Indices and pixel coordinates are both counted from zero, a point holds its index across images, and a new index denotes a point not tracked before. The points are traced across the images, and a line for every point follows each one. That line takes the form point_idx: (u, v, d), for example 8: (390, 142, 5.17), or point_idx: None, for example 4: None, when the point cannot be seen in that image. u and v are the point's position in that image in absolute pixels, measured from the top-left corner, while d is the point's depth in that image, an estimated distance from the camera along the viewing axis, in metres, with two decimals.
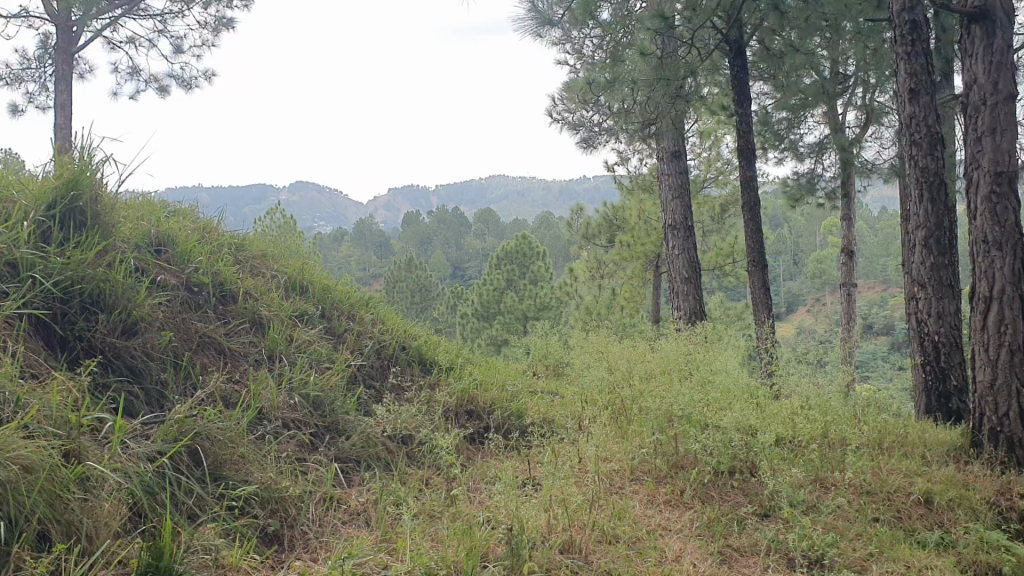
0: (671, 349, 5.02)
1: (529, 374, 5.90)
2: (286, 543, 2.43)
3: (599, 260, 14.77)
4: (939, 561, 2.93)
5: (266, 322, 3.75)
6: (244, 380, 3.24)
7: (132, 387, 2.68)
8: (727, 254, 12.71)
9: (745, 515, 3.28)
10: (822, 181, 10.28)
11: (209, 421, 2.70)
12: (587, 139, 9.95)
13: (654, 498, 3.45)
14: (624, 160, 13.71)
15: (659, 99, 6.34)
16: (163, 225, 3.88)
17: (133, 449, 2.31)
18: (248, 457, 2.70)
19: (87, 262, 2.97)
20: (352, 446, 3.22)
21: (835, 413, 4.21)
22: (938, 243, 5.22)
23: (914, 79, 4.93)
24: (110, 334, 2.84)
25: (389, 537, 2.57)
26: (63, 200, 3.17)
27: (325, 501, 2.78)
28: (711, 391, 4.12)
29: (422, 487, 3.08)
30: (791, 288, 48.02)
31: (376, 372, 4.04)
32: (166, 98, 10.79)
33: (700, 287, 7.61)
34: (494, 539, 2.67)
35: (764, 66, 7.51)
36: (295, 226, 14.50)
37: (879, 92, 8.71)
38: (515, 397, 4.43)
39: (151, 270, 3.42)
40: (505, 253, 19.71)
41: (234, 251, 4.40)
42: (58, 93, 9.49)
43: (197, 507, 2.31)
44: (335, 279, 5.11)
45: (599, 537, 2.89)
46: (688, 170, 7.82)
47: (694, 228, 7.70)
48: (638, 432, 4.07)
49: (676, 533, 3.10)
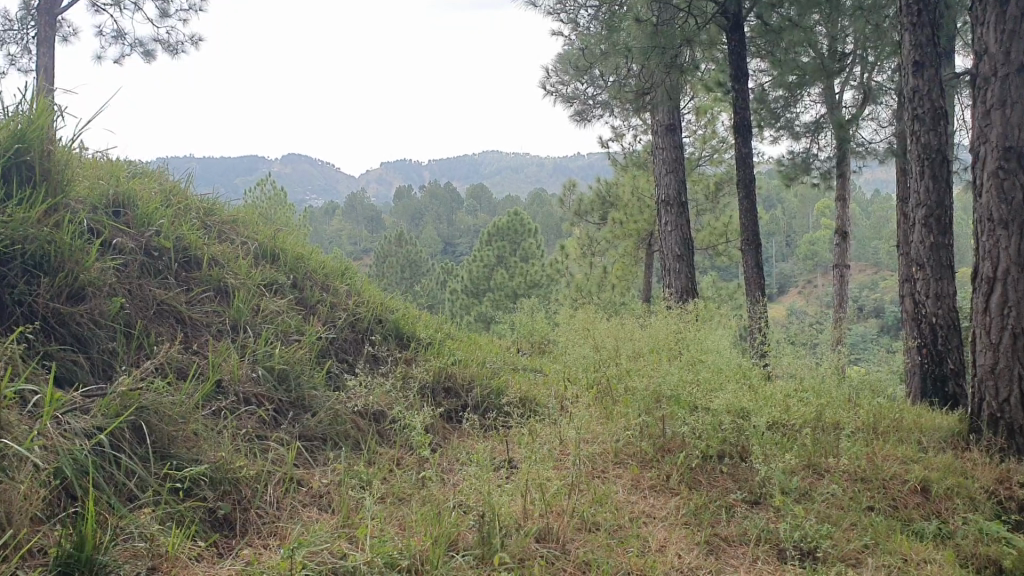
0: (662, 327, 4.82)
1: (513, 352, 5.69)
2: (238, 528, 2.24)
3: (592, 237, 14.52)
4: (938, 554, 2.75)
5: (232, 291, 3.54)
6: (203, 351, 3.04)
7: (76, 356, 2.49)
8: (721, 234, 12.53)
9: (734, 502, 3.11)
10: (817, 161, 10.04)
11: (159, 395, 2.50)
12: (581, 112, 9.71)
13: (639, 483, 3.28)
14: (619, 136, 13.46)
15: (653, 68, 6.13)
16: (123, 185, 3.66)
17: (67, 425, 2.11)
18: (202, 435, 2.50)
19: (30, 221, 2.74)
20: (318, 423, 3.02)
21: (829, 395, 4.03)
22: (938, 222, 5.02)
23: (918, 51, 4.71)
24: (54, 299, 2.63)
25: (351, 523, 2.38)
26: (6, 154, 2.93)
27: (285, 482, 2.58)
28: (702, 370, 3.93)
29: (392, 468, 2.89)
30: (783, 270, 47.87)
31: (349, 346, 3.84)
32: (150, 64, 10.50)
33: (692, 264, 7.40)
34: (465, 525, 2.49)
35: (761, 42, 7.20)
36: (282, 198, 14.18)
37: (878, 70, 8.49)
38: (496, 374, 4.24)
39: (105, 232, 3.20)
40: (496, 229, 19.48)
41: (202, 215, 4.19)
42: (40, 56, 9.13)
43: (137, 489, 2.12)
44: (313, 250, 4.90)
45: (578, 526, 2.73)
46: (683, 144, 7.60)
47: (688, 203, 7.49)
48: (623, 411, 3.89)
49: (661, 521, 2.92)
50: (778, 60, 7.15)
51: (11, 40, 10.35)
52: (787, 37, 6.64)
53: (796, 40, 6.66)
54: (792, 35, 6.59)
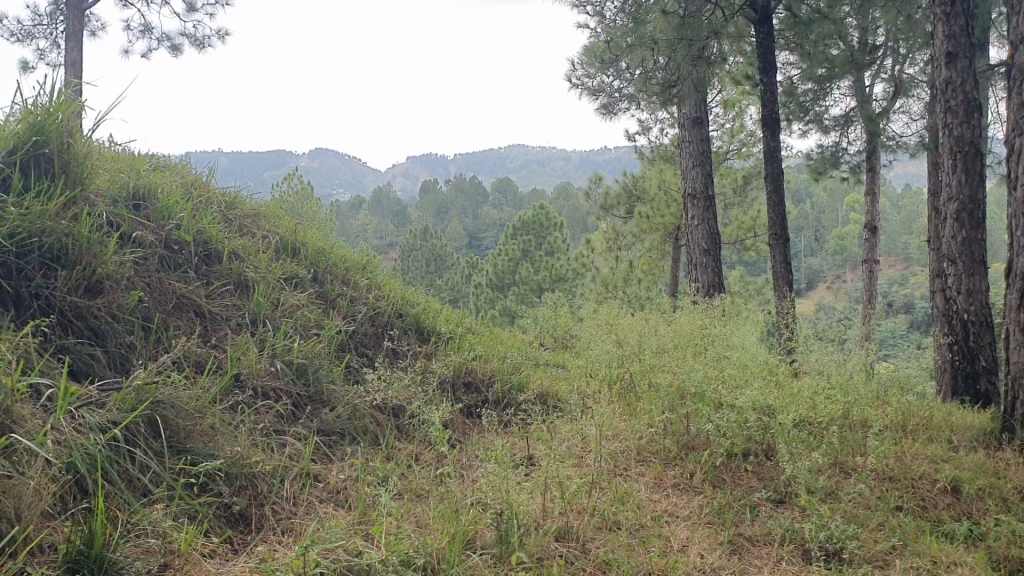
0: (686, 322, 4.76)
1: (535, 347, 5.65)
2: (253, 524, 2.21)
3: (618, 232, 14.38)
4: (969, 557, 2.67)
5: (252, 285, 3.52)
6: (222, 346, 3.03)
7: (93, 349, 2.48)
8: (749, 228, 12.40)
9: (759, 502, 3.06)
10: (847, 155, 9.91)
11: (176, 389, 2.48)
12: (606, 105, 9.63)
13: (661, 482, 3.23)
14: (646, 130, 13.37)
15: (679, 61, 6.06)
16: (143, 178, 3.65)
17: (81, 419, 2.10)
18: (219, 429, 2.48)
19: (48, 215, 2.74)
20: (337, 418, 2.99)
21: (856, 392, 3.96)
22: (971, 217, 4.88)
23: (951, 41, 4.76)
24: (71, 293, 2.62)
25: (366, 520, 2.35)
26: (25, 146, 2.93)
27: (302, 478, 2.55)
28: (727, 366, 3.87)
29: (411, 463, 2.86)
30: (812, 265, 47.46)
31: (369, 340, 3.81)
32: (178, 58, 10.55)
33: (719, 259, 7.31)
34: (483, 522, 2.46)
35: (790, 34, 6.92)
36: (309, 192, 14.23)
37: (910, 62, 8.34)
38: (517, 370, 4.21)
39: (124, 225, 3.20)
40: (521, 223, 19.45)
41: (224, 209, 4.19)
42: (68, 50, 9.20)
43: (152, 485, 2.10)
44: (335, 243, 4.89)
45: (599, 525, 2.69)
46: (709, 137, 7.51)
47: (715, 197, 7.40)
48: (645, 408, 3.84)
49: (683, 520, 2.87)
50: (807, 53, 7.01)
51: (41, 35, 10.43)
52: (817, 29, 6.53)
53: (825, 33, 6.54)
54: (822, 27, 6.47)
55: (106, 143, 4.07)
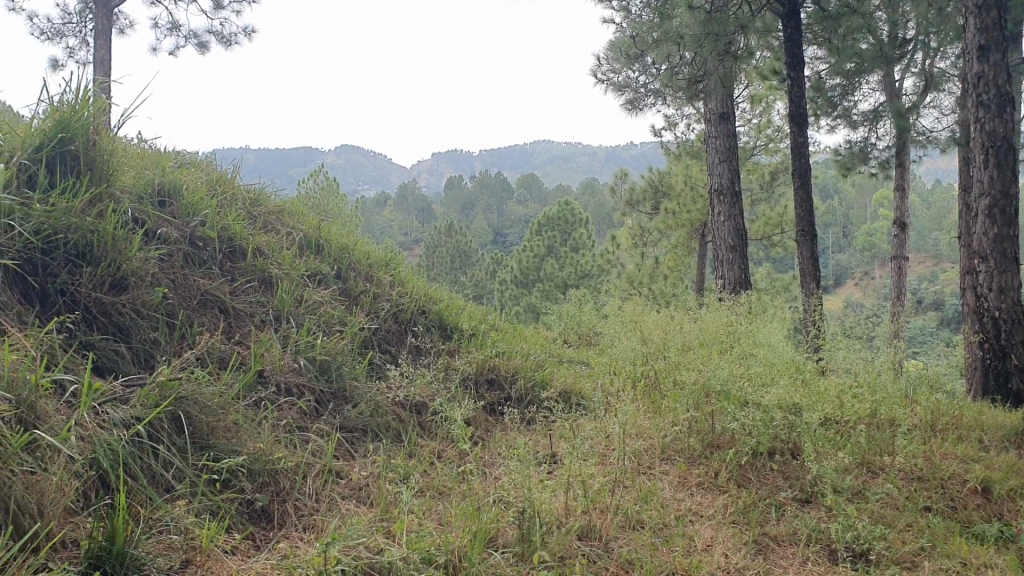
0: (712, 319, 4.72)
1: (559, 344, 5.63)
2: (276, 520, 2.22)
3: (643, 228, 14.23)
4: (1000, 559, 2.63)
5: (276, 282, 3.53)
6: (246, 342, 3.04)
7: (118, 345, 2.50)
8: (776, 224, 12.30)
9: (784, 501, 3.02)
10: (876, 150, 9.80)
11: (199, 385, 2.49)
12: (632, 100, 9.58)
13: (685, 480, 3.20)
14: (672, 125, 13.29)
15: (706, 55, 6.00)
16: (168, 175, 3.67)
17: (105, 415, 2.11)
18: (242, 425, 2.48)
19: (73, 211, 2.75)
20: (359, 415, 2.99)
21: (884, 390, 3.91)
22: (1003, 213, 4.84)
23: (984, 35, 4.72)
24: (96, 289, 2.64)
25: (388, 517, 2.34)
26: (51, 144, 2.96)
27: (325, 474, 2.55)
28: (752, 364, 3.82)
29: (433, 461, 2.86)
30: (840, 261, 47.03)
31: (392, 337, 3.82)
32: (205, 56, 10.62)
33: (745, 256, 7.25)
34: (505, 521, 2.44)
35: (818, 28, 6.85)
36: (334, 188, 14.28)
37: (941, 56, 8.22)
38: (540, 367, 4.20)
39: (149, 221, 3.22)
40: (546, 219, 19.42)
41: (248, 206, 4.21)
42: (97, 49, 9.29)
43: (175, 481, 2.11)
44: (359, 240, 4.90)
45: (622, 523, 2.67)
46: (736, 133, 7.45)
47: (741, 193, 7.34)
48: (670, 406, 3.82)
49: (708, 520, 2.84)
50: (836, 48, 6.92)
51: (70, 33, 10.53)
52: (846, 23, 6.43)
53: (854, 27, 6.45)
54: (850, 22, 6.38)
55: (132, 140, 4.10)
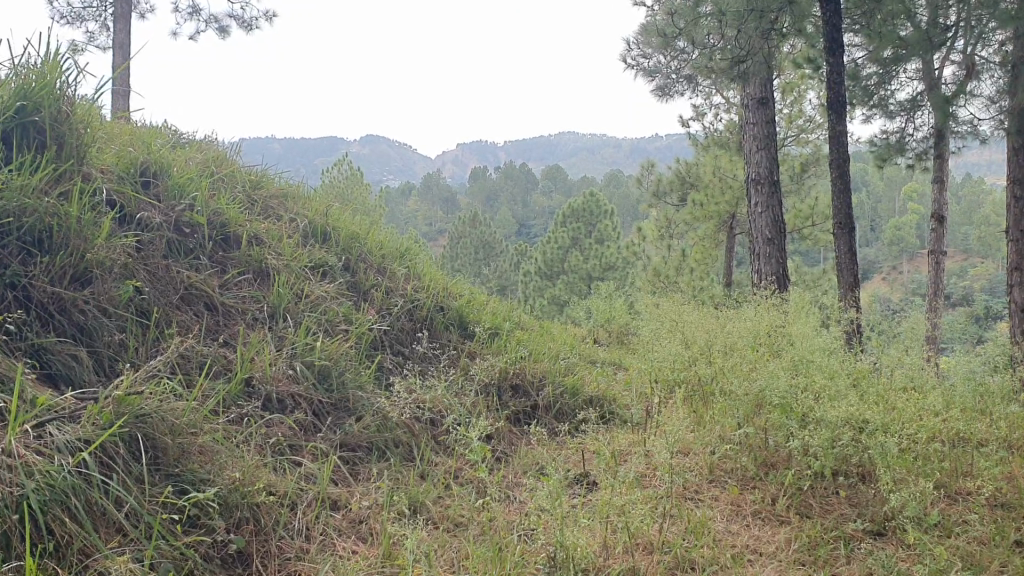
0: (756, 318, 4.28)
1: (588, 343, 5.24)
2: (253, 567, 1.82)
3: (669, 220, 13.84)
4: None
5: (273, 274, 3.15)
6: (233, 343, 2.66)
7: (74, 349, 2.14)
8: (807, 216, 11.64)
9: (854, 535, 2.59)
10: (912, 141, 9.26)
11: (166, 397, 2.10)
12: (663, 86, 9.11)
13: (738, 509, 2.78)
14: (701, 115, 12.83)
15: (749, 34, 5.49)
16: (156, 154, 3.31)
17: (48, 439, 1.73)
18: (218, 447, 2.08)
19: (30, 191, 2.39)
20: (363, 430, 2.59)
21: (954, 402, 3.48)
22: None
23: None
24: (53, 282, 2.28)
25: (394, 562, 1.92)
26: (9, 113, 2.59)
27: (321, 503, 2.16)
28: (808, 372, 3.36)
29: (448, 483, 2.46)
30: (868, 256, 46.26)
31: (405, 337, 3.42)
32: (227, 40, 10.25)
33: (784, 249, 6.76)
34: (535, 567, 2.02)
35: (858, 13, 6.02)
36: (356, 178, 13.92)
37: (986, 46, 7.60)
38: (570, 370, 3.81)
39: (127, 204, 2.85)
40: (571, 210, 19.05)
41: (248, 189, 3.84)
42: (117, 32, 8.93)
43: (129, 523, 1.71)
44: (372, 227, 4.51)
45: (671, 565, 2.25)
46: (776, 118, 6.92)
47: (780, 182, 6.83)
48: (716, 419, 3.40)
49: (770, 560, 2.41)
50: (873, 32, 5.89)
51: (90, 17, 10.20)
52: (889, 7, 5.69)
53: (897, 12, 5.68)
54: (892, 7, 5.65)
55: (121, 118, 3.72)
